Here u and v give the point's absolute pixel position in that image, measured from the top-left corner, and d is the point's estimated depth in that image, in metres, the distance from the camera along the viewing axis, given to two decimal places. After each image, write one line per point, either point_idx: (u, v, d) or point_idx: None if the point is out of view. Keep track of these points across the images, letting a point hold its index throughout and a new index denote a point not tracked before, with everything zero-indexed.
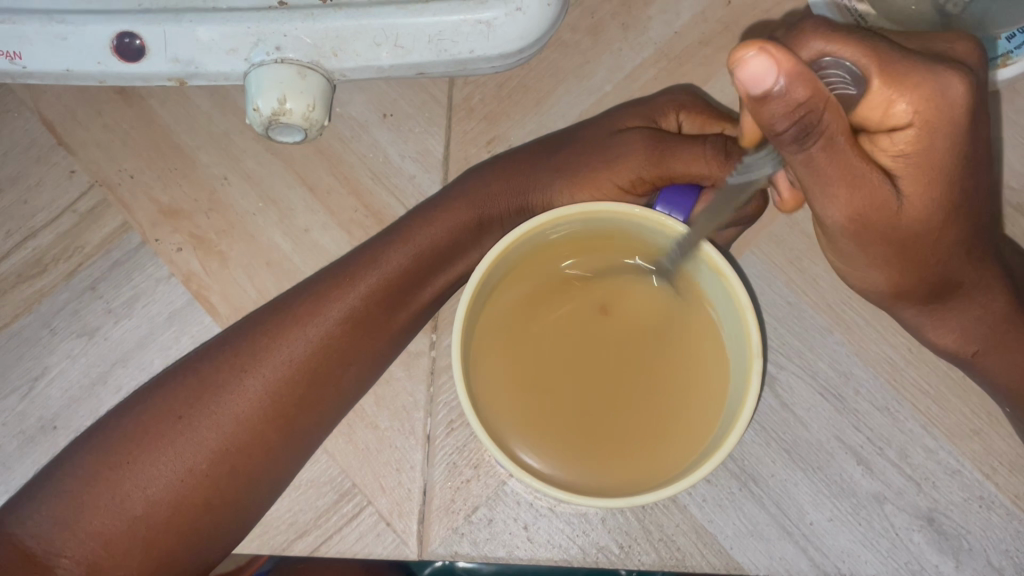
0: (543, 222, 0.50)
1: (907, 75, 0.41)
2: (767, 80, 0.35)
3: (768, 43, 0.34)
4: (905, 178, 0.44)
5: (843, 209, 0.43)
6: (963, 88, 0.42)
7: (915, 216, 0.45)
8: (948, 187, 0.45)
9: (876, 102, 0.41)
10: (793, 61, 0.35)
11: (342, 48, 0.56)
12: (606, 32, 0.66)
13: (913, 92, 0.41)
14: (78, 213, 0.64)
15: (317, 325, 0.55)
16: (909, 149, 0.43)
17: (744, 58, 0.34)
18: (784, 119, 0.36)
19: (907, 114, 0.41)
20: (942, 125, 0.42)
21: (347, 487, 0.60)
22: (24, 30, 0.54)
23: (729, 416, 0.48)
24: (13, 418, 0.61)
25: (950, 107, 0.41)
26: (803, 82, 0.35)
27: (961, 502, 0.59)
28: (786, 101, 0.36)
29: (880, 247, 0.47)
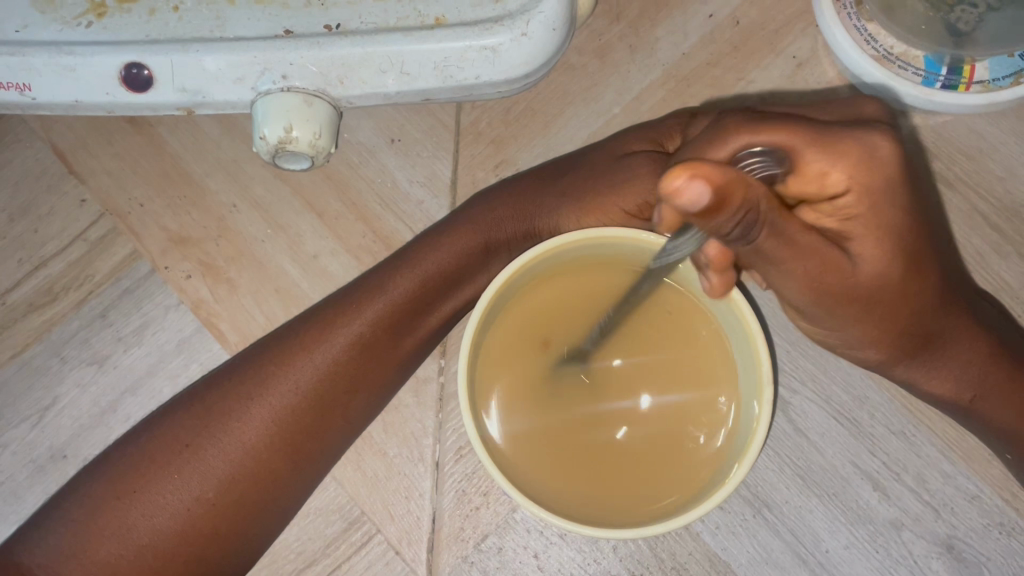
0: (549, 247, 0.49)
1: (835, 145, 0.43)
2: (706, 199, 0.34)
3: (695, 165, 0.33)
4: (860, 241, 0.44)
5: (799, 281, 0.43)
6: (891, 149, 0.44)
7: (872, 277, 0.45)
8: (901, 243, 0.45)
9: (809, 174, 0.44)
10: (724, 172, 0.34)
11: (349, 75, 0.56)
12: (614, 54, 0.66)
13: (845, 159, 0.43)
14: (89, 241, 0.65)
15: (323, 352, 0.55)
16: (855, 212, 0.44)
17: (676, 186, 0.33)
18: (731, 224, 0.36)
19: (842, 181, 0.44)
20: (881, 185, 0.44)
21: (355, 515, 0.60)
22: (33, 63, 0.55)
23: (738, 445, 0.48)
24: (24, 446, 0.62)
25: (885, 165, 0.44)
26: (736, 185, 0.35)
27: (980, 528, 0.58)
28: (728, 209, 0.35)
29: (849, 309, 0.46)
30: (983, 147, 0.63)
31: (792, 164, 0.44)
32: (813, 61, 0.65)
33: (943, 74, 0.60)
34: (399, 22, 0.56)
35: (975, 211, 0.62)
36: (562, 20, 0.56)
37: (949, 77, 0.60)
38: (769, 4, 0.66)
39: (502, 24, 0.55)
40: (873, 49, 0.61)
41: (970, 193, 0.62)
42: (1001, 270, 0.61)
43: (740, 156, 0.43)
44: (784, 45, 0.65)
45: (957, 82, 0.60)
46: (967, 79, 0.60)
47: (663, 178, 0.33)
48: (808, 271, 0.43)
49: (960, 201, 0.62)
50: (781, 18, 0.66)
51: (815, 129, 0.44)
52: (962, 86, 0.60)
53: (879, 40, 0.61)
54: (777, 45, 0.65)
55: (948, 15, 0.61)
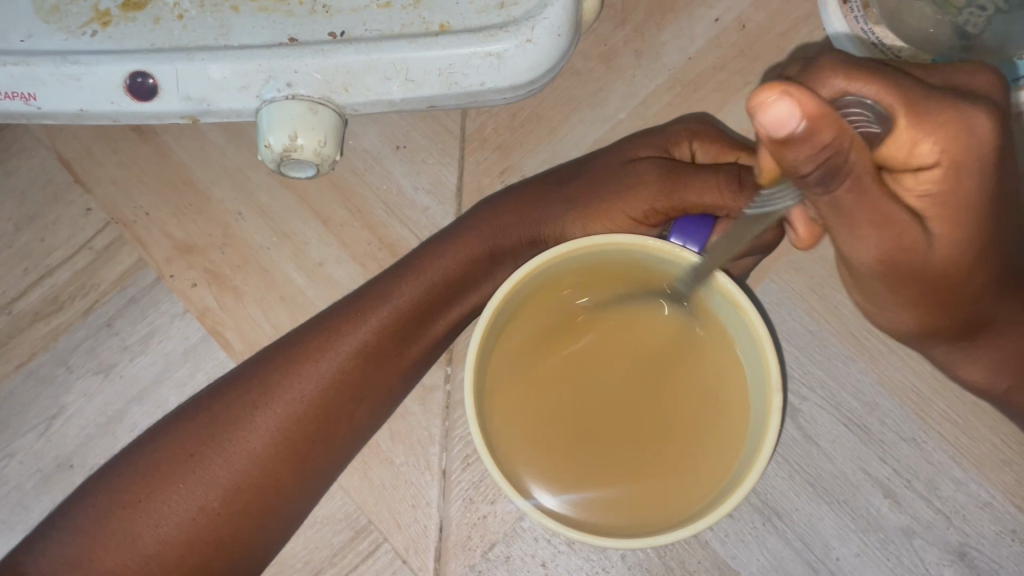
0: (557, 254, 0.49)
1: (935, 111, 0.38)
2: (790, 125, 0.32)
3: (790, 85, 0.32)
4: (936, 220, 0.41)
5: (870, 250, 0.41)
6: (991, 123, 0.39)
7: (944, 256, 0.42)
8: (980, 225, 0.42)
9: (900, 141, 0.39)
10: (819, 103, 0.32)
11: (353, 83, 0.56)
12: (620, 59, 0.66)
13: (942, 130, 0.39)
14: (95, 250, 0.65)
15: (328, 360, 0.55)
16: (934, 189, 0.41)
17: (765, 101, 0.32)
18: (810, 163, 0.34)
19: (932, 153, 0.39)
20: (972, 163, 0.40)
21: (362, 524, 0.60)
22: (37, 72, 0.55)
23: (748, 453, 0.47)
24: (30, 456, 0.62)
25: (981, 143, 0.39)
26: (829, 120, 0.33)
27: (992, 535, 0.57)
28: (812, 144, 0.33)
29: (913, 288, 0.44)
30: None
31: (886, 124, 0.39)
32: None
33: None
34: (404, 28, 0.56)
35: None
36: (567, 25, 0.56)
37: None
38: (775, 8, 0.65)
39: (507, 30, 0.55)
40: (880, 53, 0.60)
41: None
42: None
43: (838, 103, 0.39)
44: (791, 49, 0.65)
45: None
46: None
47: (753, 92, 0.32)
48: (881, 241, 0.40)
49: None
50: (787, 22, 0.65)
51: (920, 89, 0.39)
52: None
53: (885, 44, 0.60)
54: (784, 48, 0.65)
55: (957, 18, 0.60)
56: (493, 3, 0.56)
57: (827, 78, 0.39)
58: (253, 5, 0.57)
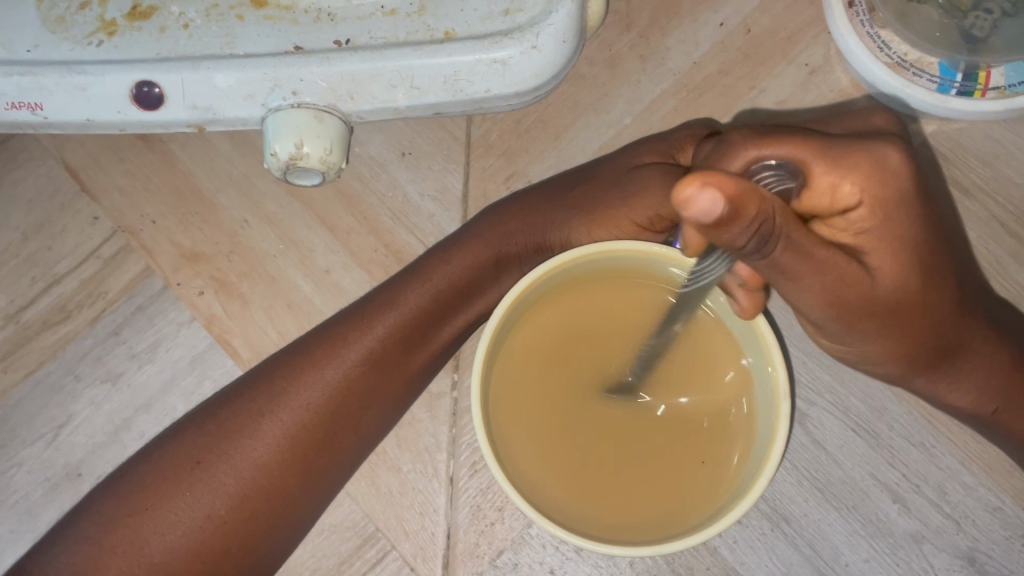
0: (564, 261, 0.49)
1: (845, 156, 0.42)
2: (714, 208, 0.34)
3: (709, 174, 0.34)
4: (873, 255, 0.43)
5: (818, 297, 0.42)
6: (902, 157, 0.42)
7: (892, 290, 0.43)
8: (918, 257, 0.44)
9: (820, 189, 0.42)
10: (735, 183, 0.35)
11: (359, 90, 0.56)
12: (624, 64, 0.65)
13: (856, 171, 0.42)
14: (102, 259, 0.65)
15: (334, 368, 0.55)
16: (867, 227, 0.43)
17: (689, 195, 0.34)
18: (745, 235, 0.36)
19: (854, 193, 0.42)
20: (894, 199, 0.42)
21: (370, 532, 0.60)
22: (44, 82, 0.55)
23: (756, 460, 0.47)
24: (39, 464, 0.62)
25: (897, 176, 0.42)
26: (750, 197, 0.35)
27: (1002, 540, 0.57)
28: (741, 221, 0.35)
29: (869, 324, 0.44)
30: (1000, 153, 0.62)
31: (804, 178, 0.42)
32: (826, 68, 0.64)
33: (958, 81, 0.60)
34: (409, 36, 0.56)
35: (993, 218, 0.61)
36: (572, 32, 0.56)
37: (964, 84, 0.60)
38: (780, 12, 0.65)
39: (511, 37, 0.55)
40: (887, 56, 0.60)
41: (987, 200, 0.62)
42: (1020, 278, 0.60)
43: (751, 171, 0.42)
44: (796, 53, 0.65)
45: (972, 89, 0.59)
46: (983, 86, 0.59)
47: (675, 189, 0.34)
48: (825, 285, 0.41)
49: (976, 208, 0.61)
50: (793, 25, 0.65)
51: (827, 141, 0.42)
52: (977, 93, 0.59)
53: (893, 47, 0.61)
54: (790, 52, 0.65)
55: (964, 22, 0.60)
56: (498, 10, 0.56)
57: (740, 150, 0.44)
58: (259, 14, 0.57)
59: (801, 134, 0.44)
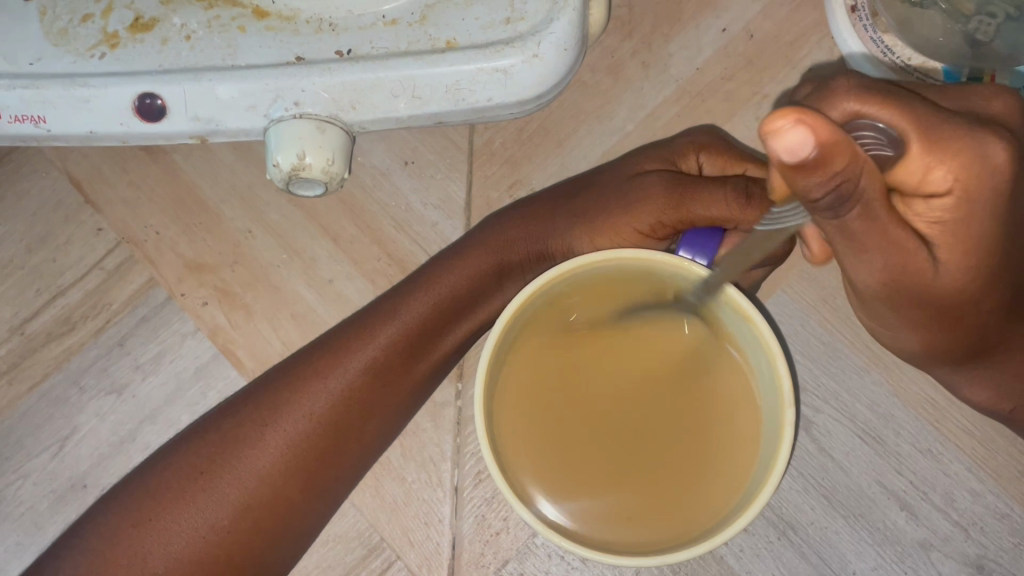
0: (566, 270, 0.49)
1: (948, 140, 0.36)
2: (803, 151, 0.31)
3: (805, 113, 0.30)
4: (943, 247, 0.40)
5: (873, 272, 0.40)
6: (1008, 154, 0.37)
7: (952, 283, 0.41)
8: (993, 254, 0.40)
9: (913, 167, 0.37)
10: (833, 130, 0.31)
11: (361, 101, 0.56)
12: (627, 71, 0.65)
13: (955, 158, 0.36)
14: (106, 270, 0.65)
15: (336, 378, 0.55)
16: (946, 217, 0.38)
17: (777, 128, 0.30)
18: (824, 186, 0.33)
19: (946, 180, 0.37)
20: (988, 194, 0.37)
21: (375, 542, 0.59)
22: (47, 95, 0.55)
23: (761, 469, 0.47)
24: (44, 476, 0.62)
25: (997, 173, 0.37)
26: (844, 148, 0.31)
27: (1011, 547, 0.57)
28: (827, 170, 0.32)
29: (914, 310, 0.43)
30: None
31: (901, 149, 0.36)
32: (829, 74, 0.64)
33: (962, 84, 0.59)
34: (410, 46, 0.55)
35: None
36: (574, 41, 0.56)
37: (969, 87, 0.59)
38: (783, 17, 0.65)
39: (513, 46, 0.55)
40: (890, 61, 0.60)
41: None
42: None
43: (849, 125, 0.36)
44: (800, 57, 0.64)
45: None
46: None
47: (765, 119, 0.31)
48: (886, 264, 0.39)
49: None
50: (796, 30, 0.65)
51: (935, 117, 0.37)
52: None
53: (895, 52, 0.60)
54: (793, 57, 0.64)
55: (967, 26, 0.60)
56: (499, 18, 0.55)
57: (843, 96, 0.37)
58: (260, 24, 0.57)
59: (911, 97, 0.37)
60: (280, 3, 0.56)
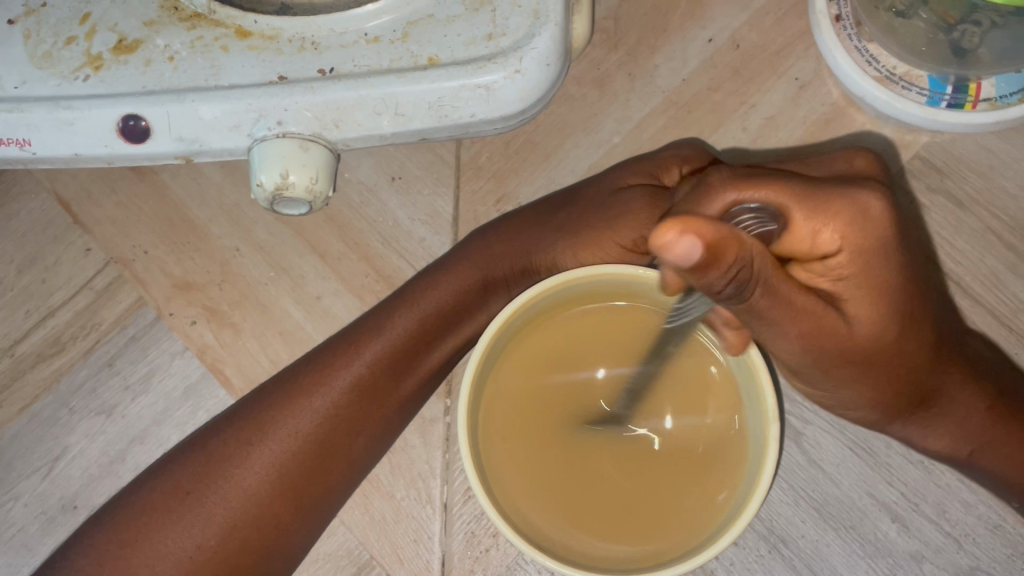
0: (545, 288, 0.48)
1: (822, 203, 0.42)
2: (695, 253, 0.35)
3: (688, 222, 0.35)
4: (853, 302, 0.43)
5: (793, 341, 0.43)
6: (881, 205, 0.42)
7: (869, 338, 0.44)
8: (898, 303, 0.44)
9: (799, 234, 0.42)
10: (716, 230, 0.35)
11: (344, 119, 0.54)
12: (613, 83, 0.65)
13: (836, 217, 0.42)
14: (95, 291, 0.65)
15: (322, 396, 0.55)
16: (846, 272, 0.43)
17: (666, 241, 0.35)
18: (723, 279, 0.37)
19: (834, 240, 0.42)
20: (875, 246, 0.43)
21: (365, 560, 0.59)
22: (32, 118, 0.54)
23: (747, 482, 0.46)
24: (35, 498, 0.62)
25: (877, 224, 0.42)
26: (731, 242, 0.36)
27: (1003, 558, 0.56)
28: (722, 265, 0.36)
29: (844, 369, 0.46)
30: (993, 164, 0.61)
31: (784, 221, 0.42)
32: (816, 82, 0.64)
33: (947, 93, 0.60)
34: (392, 64, 0.54)
35: (989, 230, 0.61)
36: (556, 54, 0.55)
37: (954, 96, 0.60)
38: (769, 26, 0.65)
39: (495, 63, 0.53)
40: (875, 70, 0.61)
41: (981, 211, 0.61)
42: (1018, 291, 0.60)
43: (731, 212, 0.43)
44: (786, 67, 0.64)
45: (963, 101, 0.60)
46: (973, 98, 0.60)
47: (654, 235, 0.35)
48: (802, 332, 0.42)
49: (970, 221, 0.61)
50: (783, 39, 0.64)
51: (804, 184, 0.42)
52: (969, 105, 0.60)
53: (881, 61, 0.61)
54: (780, 66, 0.64)
55: (951, 36, 0.60)
56: (480, 34, 0.53)
57: (719, 191, 0.43)
58: (243, 44, 0.54)
59: (776, 176, 0.44)
60: (263, 23, 0.54)
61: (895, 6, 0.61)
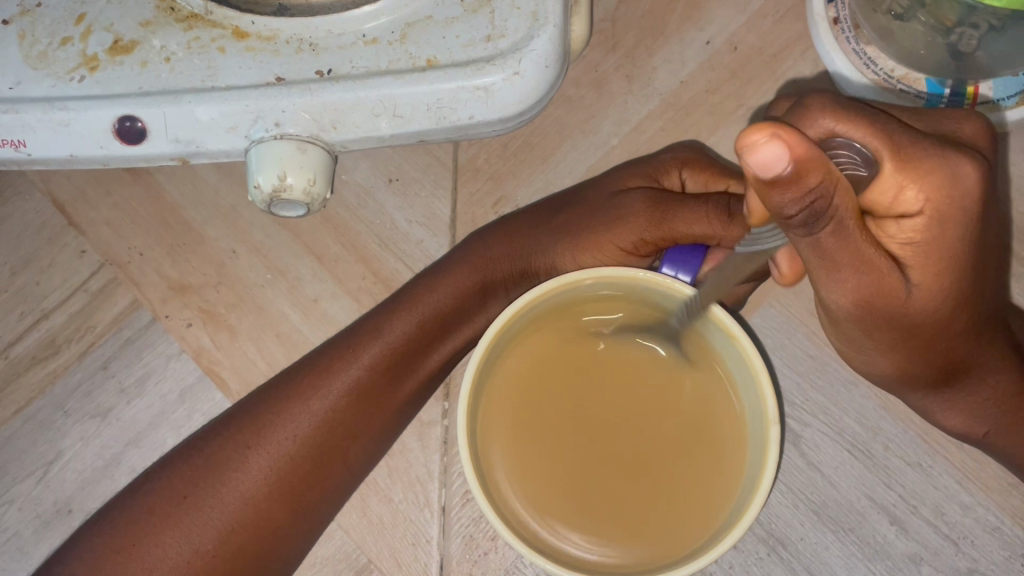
0: (546, 290, 0.48)
1: (921, 160, 0.38)
2: (779, 162, 0.32)
3: (779, 128, 0.32)
4: (915, 267, 0.41)
5: (848, 293, 0.40)
6: (975, 175, 0.39)
7: (922, 307, 0.42)
8: (960, 276, 0.42)
9: (886, 187, 0.38)
10: (804, 143, 0.32)
11: (342, 121, 0.54)
12: (611, 85, 0.65)
13: (928, 178, 0.38)
14: (89, 293, 0.64)
15: (320, 399, 0.55)
16: (920, 235, 0.39)
17: (754, 141, 0.32)
18: (796, 202, 0.34)
19: (918, 202, 0.38)
20: (958, 214, 0.39)
21: (362, 563, 0.59)
22: (27, 119, 0.53)
23: (748, 483, 0.46)
24: (29, 502, 0.62)
25: (965, 192, 0.39)
26: (815, 164, 0.33)
27: (1002, 561, 0.56)
28: (800, 186, 0.33)
29: (890, 333, 0.44)
30: (989, 167, 0.62)
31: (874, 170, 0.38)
32: (813, 85, 0.64)
33: (946, 96, 0.60)
34: (391, 65, 0.53)
35: None
36: (555, 57, 0.54)
37: (952, 99, 0.60)
38: (766, 29, 0.65)
39: (494, 64, 0.53)
40: (872, 73, 0.61)
41: None
42: None
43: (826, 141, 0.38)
44: (784, 69, 0.64)
45: (961, 103, 0.60)
46: (971, 100, 0.60)
47: (741, 134, 0.32)
48: (858, 285, 0.39)
49: None
50: (780, 42, 0.64)
51: (907, 137, 0.38)
52: (967, 107, 0.60)
53: (879, 63, 0.61)
54: (778, 69, 0.64)
55: (949, 39, 0.59)
56: (479, 36, 0.53)
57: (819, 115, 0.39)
58: (240, 45, 0.54)
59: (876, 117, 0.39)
60: (260, 24, 0.54)
61: (894, 8, 0.60)
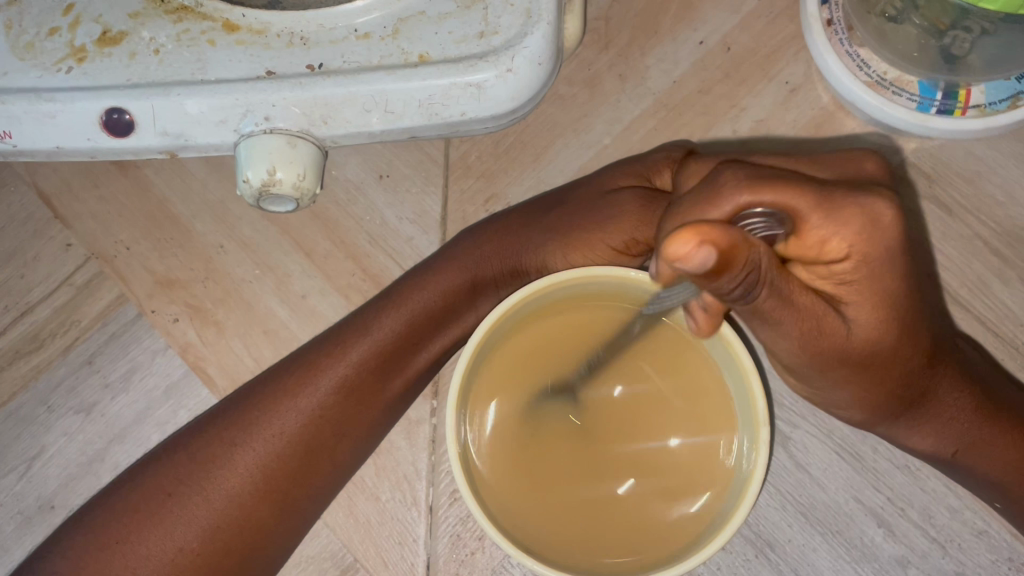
0: (534, 289, 0.48)
1: (837, 210, 0.40)
2: (711, 263, 0.35)
3: (702, 230, 0.34)
4: (852, 305, 0.43)
5: (794, 341, 0.43)
6: (895, 214, 0.41)
7: (867, 340, 0.44)
8: (898, 309, 0.43)
9: (809, 240, 0.41)
10: (729, 234, 0.35)
11: (333, 115, 0.53)
12: (604, 84, 0.65)
13: (848, 226, 0.40)
14: (75, 286, 0.64)
15: (308, 397, 0.54)
16: (851, 278, 0.42)
17: (683, 252, 0.34)
18: (735, 283, 0.36)
19: (842, 249, 0.41)
20: (884, 255, 0.41)
21: (348, 563, 0.59)
22: (12, 110, 0.52)
23: (737, 487, 0.46)
24: (11, 498, 0.61)
25: (888, 232, 0.41)
26: (743, 245, 0.35)
27: (988, 564, 0.57)
28: (735, 269, 0.35)
29: (840, 370, 0.45)
30: (980, 171, 0.62)
31: (794, 227, 0.40)
32: (807, 87, 0.64)
33: (938, 99, 0.60)
34: (382, 60, 0.53)
35: (976, 236, 0.61)
36: (547, 54, 0.54)
37: (944, 103, 0.60)
38: (760, 30, 0.64)
39: (487, 60, 0.52)
40: (866, 75, 0.61)
41: (968, 218, 0.61)
42: (1004, 297, 0.60)
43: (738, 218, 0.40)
44: (776, 71, 0.64)
45: (953, 107, 0.60)
46: (963, 104, 0.60)
47: (667, 246, 0.35)
48: (804, 332, 0.42)
49: (958, 227, 0.61)
50: (774, 43, 0.64)
51: (819, 190, 0.40)
52: (958, 111, 0.60)
53: (872, 66, 0.61)
54: (771, 70, 0.64)
55: (942, 42, 0.60)
56: (472, 32, 0.53)
57: (731, 192, 0.40)
58: (230, 38, 0.53)
59: (787, 176, 0.41)
60: (251, 17, 0.53)
61: (886, 11, 0.62)
